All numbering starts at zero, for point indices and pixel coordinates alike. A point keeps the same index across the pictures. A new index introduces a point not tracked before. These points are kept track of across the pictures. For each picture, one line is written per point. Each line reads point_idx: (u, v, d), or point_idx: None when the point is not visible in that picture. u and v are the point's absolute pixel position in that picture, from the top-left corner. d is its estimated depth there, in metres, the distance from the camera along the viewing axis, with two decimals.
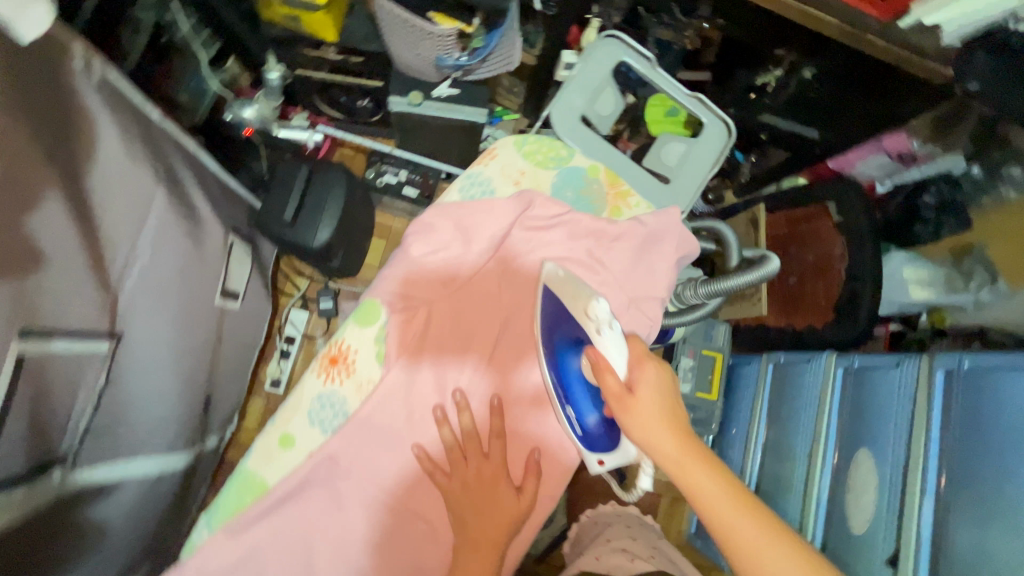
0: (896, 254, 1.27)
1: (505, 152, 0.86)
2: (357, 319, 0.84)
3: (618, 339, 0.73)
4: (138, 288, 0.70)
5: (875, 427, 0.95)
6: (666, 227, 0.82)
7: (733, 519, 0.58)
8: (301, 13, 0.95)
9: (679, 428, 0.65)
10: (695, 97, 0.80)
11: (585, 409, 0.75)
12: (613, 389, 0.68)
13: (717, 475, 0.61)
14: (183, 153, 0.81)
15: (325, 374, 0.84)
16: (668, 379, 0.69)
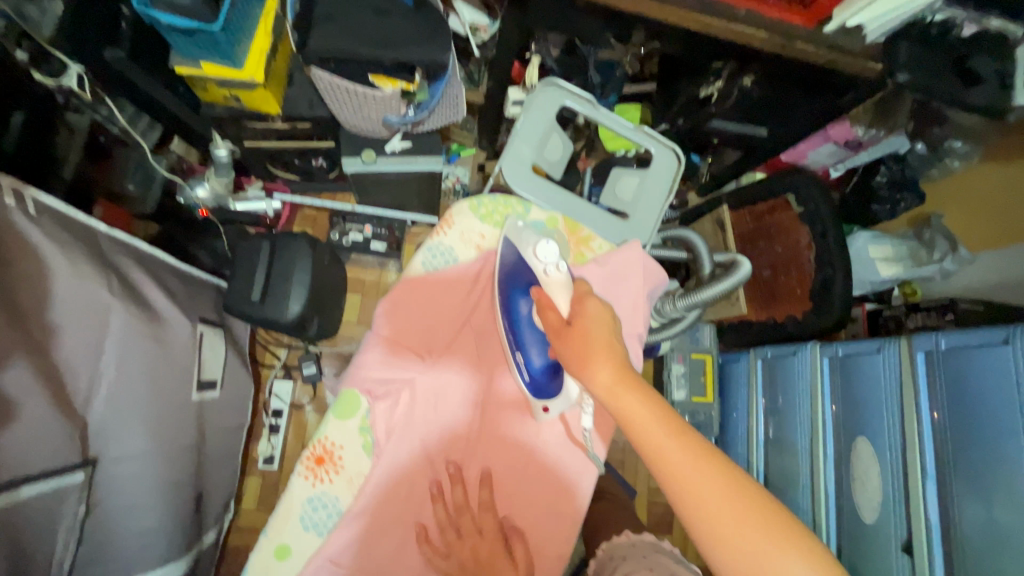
0: (860, 233, 1.28)
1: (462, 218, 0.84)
2: (337, 413, 0.79)
3: (564, 282, 0.76)
4: (107, 406, 0.67)
5: (869, 414, 0.97)
6: (628, 264, 0.82)
7: (657, 435, 0.57)
8: (240, 92, 0.94)
9: (613, 356, 0.65)
10: (641, 131, 0.81)
11: (532, 352, 0.77)
12: (553, 323, 0.72)
13: (646, 397, 0.60)
14: (136, 255, 0.79)
15: (311, 475, 0.77)
16: (608, 316, 0.69)
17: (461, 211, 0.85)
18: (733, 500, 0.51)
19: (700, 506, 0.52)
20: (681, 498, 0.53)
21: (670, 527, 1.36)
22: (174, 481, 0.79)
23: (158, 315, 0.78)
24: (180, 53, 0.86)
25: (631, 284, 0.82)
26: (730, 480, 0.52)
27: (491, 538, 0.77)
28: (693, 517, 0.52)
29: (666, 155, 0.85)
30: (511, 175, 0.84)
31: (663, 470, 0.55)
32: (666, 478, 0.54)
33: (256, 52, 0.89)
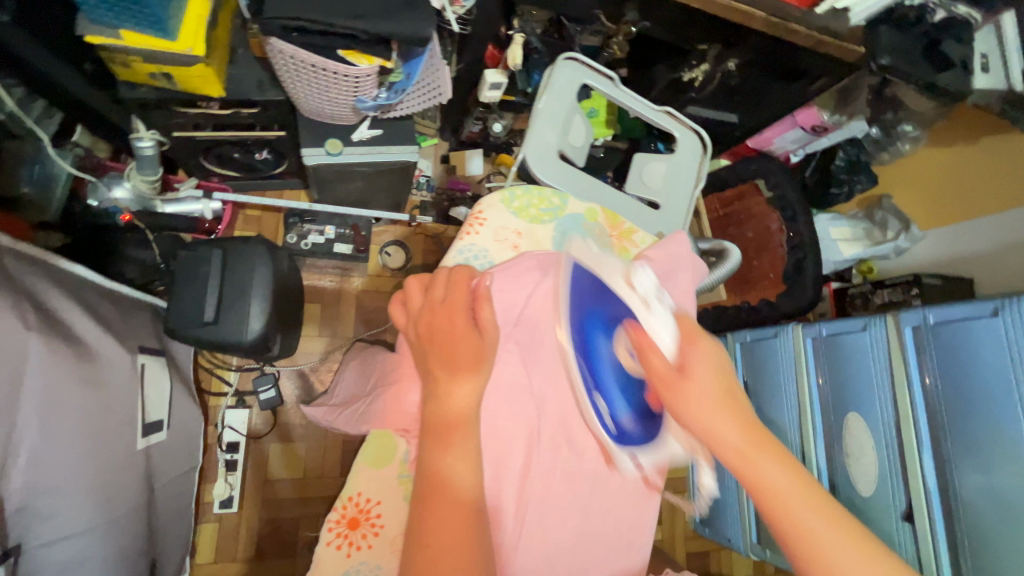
0: (820, 215, 1.33)
1: (493, 213, 0.69)
2: (366, 460, 0.56)
3: (669, 318, 0.54)
4: (33, 473, 0.52)
5: (860, 391, 0.99)
6: (676, 258, 0.69)
7: (813, 527, 0.45)
8: (171, 69, 0.77)
9: (746, 416, 0.49)
10: (664, 111, 0.79)
11: (622, 403, 0.56)
12: (663, 372, 0.50)
13: (796, 473, 0.47)
14: (52, 274, 0.61)
15: (343, 545, 0.54)
16: (724, 359, 0.51)
17: (491, 205, 0.70)
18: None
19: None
20: None
21: (660, 518, 1.35)
22: (122, 553, 0.64)
23: (89, 348, 0.62)
24: (92, 17, 0.68)
25: (680, 283, 0.69)
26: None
27: (453, 285, 0.53)
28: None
29: (692, 139, 0.81)
30: (539, 165, 0.75)
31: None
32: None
33: (192, 21, 0.73)
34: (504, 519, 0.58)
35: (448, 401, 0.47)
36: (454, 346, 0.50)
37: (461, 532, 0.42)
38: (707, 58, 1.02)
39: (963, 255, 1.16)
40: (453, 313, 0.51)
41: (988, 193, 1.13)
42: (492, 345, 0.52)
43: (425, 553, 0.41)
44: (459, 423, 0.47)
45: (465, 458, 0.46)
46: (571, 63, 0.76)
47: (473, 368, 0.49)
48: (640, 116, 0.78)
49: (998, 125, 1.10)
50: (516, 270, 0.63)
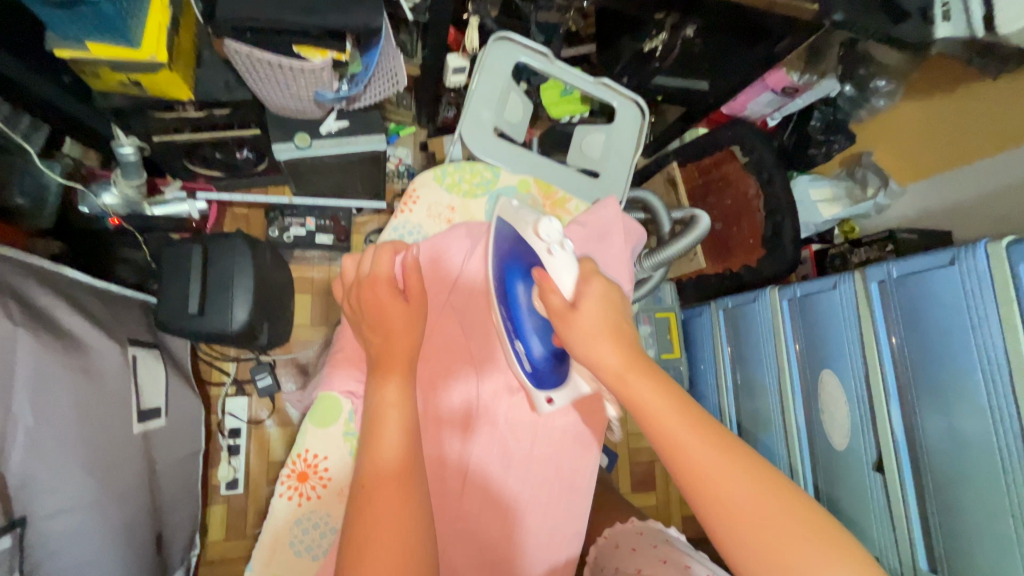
0: (800, 177, 1.34)
1: (427, 191, 0.75)
2: (313, 420, 0.61)
3: (571, 261, 0.62)
4: (31, 454, 0.57)
5: (832, 349, 1.01)
6: (609, 222, 0.74)
7: (682, 438, 0.46)
8: (141, 76, 0.81)
9: (629, 342, 0.52)
10: (600, 82, 0.80)
11: (533, 343, 0.65)
12: (556, 306, 0.55)
13: (675, 398, 0.48)
14: (40, 277, 0.65)
15: (294, 496, 0.59)
16: (616, 298, 0.55)
17: (425, 183, 0.76)
18: (806, 539, 0.42)
19: (769, 558, 0.42)
20: (713, 510, 0.44)
21: (652, 483, 1.40)
22: (126, 526, 0.70)
23: (76, 340, 0.67)
24: (59, 33, 0.72)
25: (615, 245, 0.74)
26: (775, 493, 0.44)
27: (377, 260, 0.58)
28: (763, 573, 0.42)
29: (630, 108, 0.83)
30: (474, 142, 0.78)
31: (692, 482, 0.45)
32: (714, 517, 0.44)
33: (154, 28, 0.77)
34: (446, 472, 0.66)
35: (389, 357, 0.55)
36: (383, 312, 0.57)
37: (399, 472, 0.47)
38: (666, 27, 1.04)
39: (941, 208, 1.15)
40: (380, 286, 0.57)
41: (964, 145, 1.11)
42: (419, 310, 0.59)
43: (364, 495, 0.46)
44: (394, 377, 0.53)
45: (403, 402, 0.52)
46: (504, 42, 0.77)
47: (403, 330, 0.56)
48: (577, 89, 0.79)
49: (972, 75, 1.09)
50: (449, 239, 0.71)
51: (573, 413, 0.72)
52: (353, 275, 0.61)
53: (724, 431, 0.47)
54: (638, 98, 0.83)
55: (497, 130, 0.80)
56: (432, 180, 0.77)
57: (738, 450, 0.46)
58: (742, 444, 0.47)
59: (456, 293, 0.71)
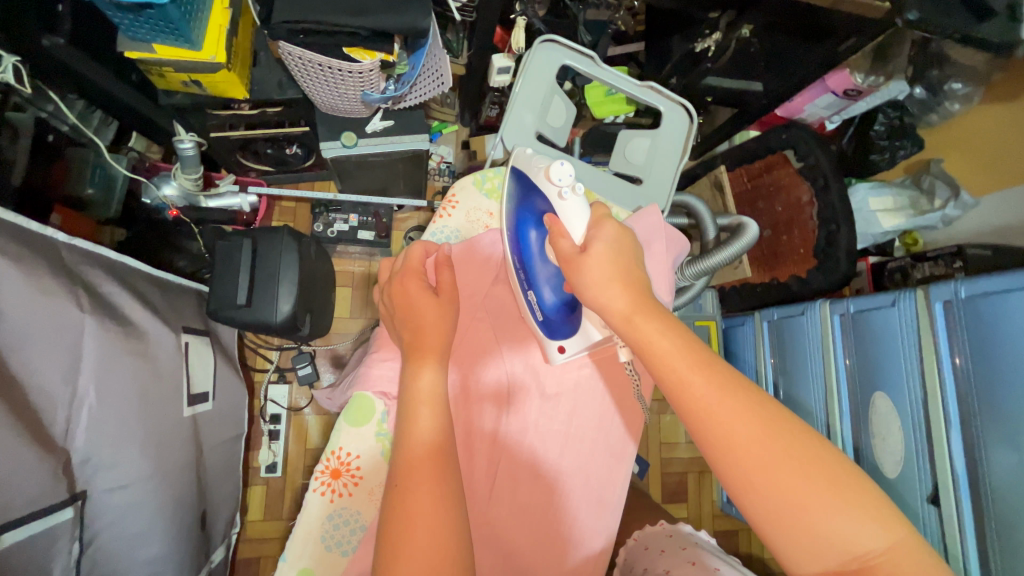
0: (858, 184, 1.26)
1: (467, 195, 0.77)
2: (348, 419, 0.62)
3: (582, 206, 0.64)
4: (91, 434, 0.60)
5: (888, 370, 0.95)
6: (651, 229, 0.72)
7: (689, 378, 0.47)
8: (200, 76, 0.84)
9: (636, 285, 0.53)
10: (647, 86, 0.77)
11: (542, 288, 0.68)
12: (565, 251, 0.57)
13: (683, 341, 0.49)
14: (106, 267, 0.69)
15: (326, 491, 0.61)
16: (627, 243, 0.56)
17: (464, 187, 0.78)
18: (814, 479, 0.42)
19: (766, 489, 0.43)
20: (714, 445, 0.45)
21: (685, 495, 1.36)
22: (173, 504, 0.74)
23: (136, 327, 0.70)
24: (129, 35, 0.76)
25: (656, 254, 0.71)
26: (780, 433, 0.44)
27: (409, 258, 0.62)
28: (770, 512, 0.43)
29: (677, 113, 0.79)
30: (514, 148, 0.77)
31: (696, 417, 0.46)
32: (719, 454, 0.45)
33: (214, 29, 0.80)
34: (489, 441, 0.71)
35: (423, 347, 0.57)
36: (413, 306, 0.59)
37: (434, 465, 0.48)
38: (720, 26, 0.99)
39: (1020, 224, 1.05)
40: (410, 279, 0.60)
41: None
42: (450, 301, 0.61)
43: (400, 494, 0.46)
44: (427, 364, 0.56)
45: (436, 387, 0.55)
46: (549, 44, 0.76)
47: (432, 321, 0.59)
48: (622, 93, 0.77)
49: None
50: (483, 238, 0.75)
51: (604, 421, 0.75)
52: (385, 275, 0.65)
53: (731, 372, 0.48)
54: (686, 101, 0.79)
55: (538, 135, 0.78)
56: (471, 185, 0.79)
57: (745, 391, 0.46)
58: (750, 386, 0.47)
59: (489, 296, 0.74)
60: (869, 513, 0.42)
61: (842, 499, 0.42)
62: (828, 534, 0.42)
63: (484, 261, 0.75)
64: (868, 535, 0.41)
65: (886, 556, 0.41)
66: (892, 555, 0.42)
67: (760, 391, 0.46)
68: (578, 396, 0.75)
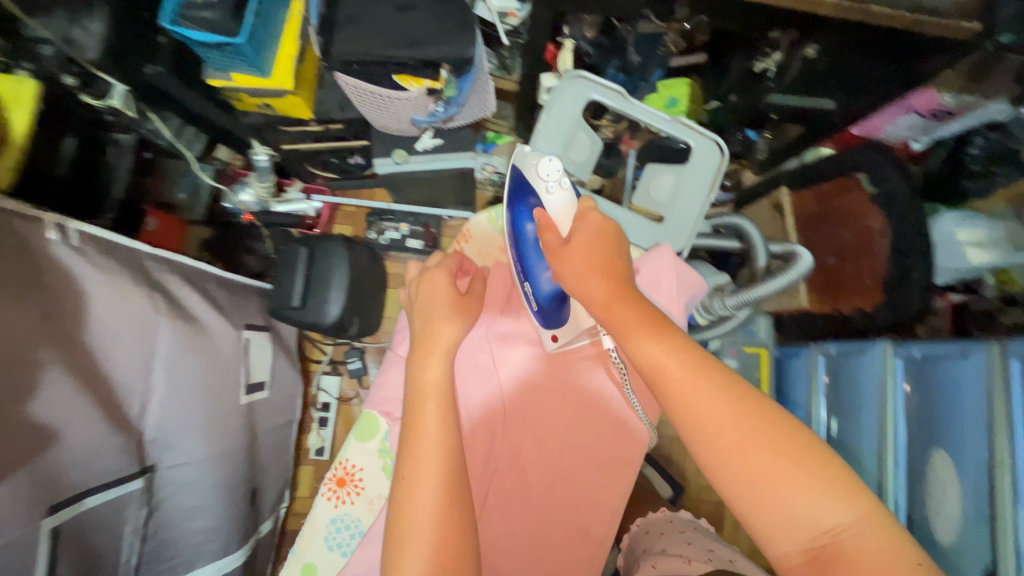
0: (947, 214, 1.11)
1: (481, 232, 0.87)
2: (357, 435, 0.76)
3: (569, 199, 0.71)
4: (161, 416, 0.71)
5: (949, 425, 0.87)
6: (658, 271, 0.76)
7: (663, 362, 0.53)
8: (271, 99, 0.93)
9: (616, 277, 0.59)
10: (677, 122, 0.76)
11: (538, 281, 0.74)
12: (552, 243, 0.65)
13: (658, 328, 0.55)
14: (181, 272, 0.79)
15: (334, 496, 0.76)
16: (610, 236, 0.63)
17: (480, 224, 0.87)
18: (779, 451, 0.48)
19: (733, 462, 0.48)
20: (685, 422, 0.51)
21: (719, 526, 1.32)
22: (227, 481, 0.84)
23: (202, 325, 0.80)
24: (213, 66, 0.86)
25: (662, 293, 0.76)
26: (747, 410, 0.50)
27: (442, 259, 0.74)
28: (740, 483, 0.48)
29: (707, 149, 0.78)
30: None
31: (669, 397, 0.52)
32: (691, 430, 0.51)
33: (284, 58, 0.87)
34: (504, 423, 0.81)
35: (440, 333, 0.65)
36: (436, 298, 0.68)
37: (442, 468, 0.56)
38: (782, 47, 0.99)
39: None
40: (438, 276, 0.70)
41: None
42: (471, 295, 0.71)
43: (406, 487, 0.55)
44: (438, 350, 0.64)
45: (441, 380, 0.63)
46: (578, 79, 0.76)
47: (453, 310, 0.67)
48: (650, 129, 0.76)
49: None
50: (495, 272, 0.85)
51: (598, 460, 0.81)
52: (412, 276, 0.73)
53: (701, 355, 0.53)
54: (719, 138, 0.78)
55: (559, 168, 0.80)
56: (487, 220, 0.88)
57: (714, 372, 0.52)
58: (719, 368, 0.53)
59: (492, 327, 0.83)
60: (831, 488, 0.47)
61: (806, 472, 0.47)
62: (792, 503, 0.47)
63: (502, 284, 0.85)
64: (829, 503, 0.47)
65: (848, 525, 0.46)
66: (855, 525, 0.46)
67: (727, 372, 0.52)
68: (587, 389, 0.81)
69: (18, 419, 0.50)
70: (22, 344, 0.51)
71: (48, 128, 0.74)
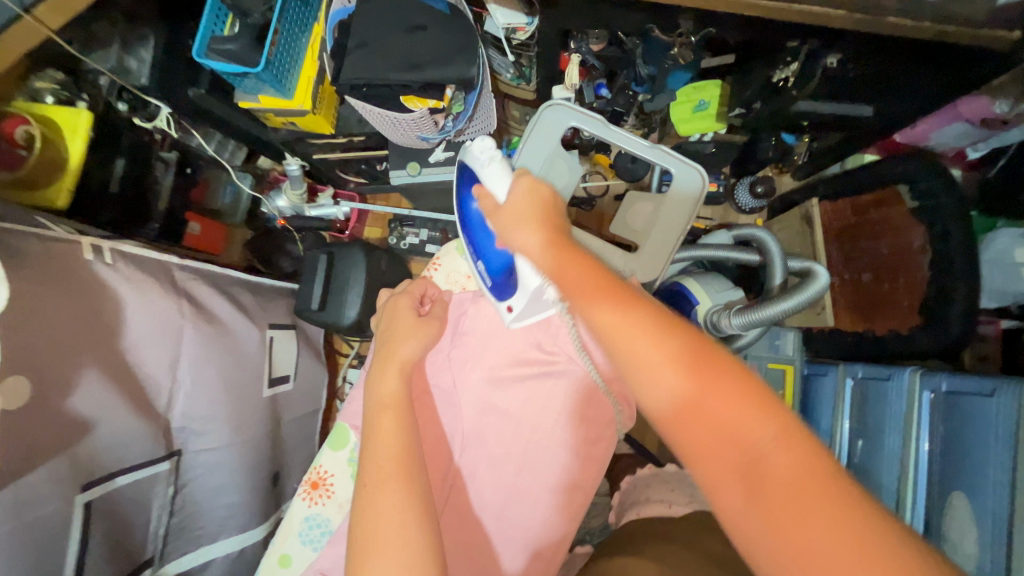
0: (1005, 231, 1.01)
1: (449, 260, 0.94)
2: (330, 443, 0.85)
3: (502, 169, 0.74)
4: (187, 408, 0.81)
5: (976, 469, 0.80)
6: None
7: (591, 294, 0.53)
8: (296, 118, 1.01)
9: (551, 230, 0.63)
10: (657, 148, 0.79)
11: (489, 253, 0.80)
12: (489, 208, 0.72)
13: (587, 269, 0.56)
14: (207, 278, 0.89)
15: (307, 497, 0.84)
16: (544, 195, 0.67)
17: (449, 252, 0.95)
18: (699, 374, 0.45)
19: (656, 387, 0.47)
20: (613, 352, 0.50)
21: None
22: (251, 464, 0.94)
23: (226, 326, 0.89)
24: (243, 89, 0.95)
25: None
26: (670, 337, 0.48)
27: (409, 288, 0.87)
28: (667, 410, 0.46)
29: (686, 176, 0.81)
30: None
31: (597, 329, 0.52)
32: (620, 360, 0.50)
33: (303, 80, 0.94)
34: (469, 441, 0.86)
35: (400, 351, 0.77)
36: (397, 321, 0.81)
37: (398, 472, 0.62)
38: (800, 56, 0.93)
39: None
40: (402, 302, 0.83)
41: None
42: (431, 321, 0.83)
43: (370, 491, 0.61)
44: (394, 369, 0.75)
45: (397, 394, 0.73)
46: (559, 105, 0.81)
47: (409, 333, 0.80)
48: (630, 155, 0.79)
49: None
50: (457, 300, 0.91)
51: (552, 483, 0.83)
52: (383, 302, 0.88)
53: (631, 292, 0.53)
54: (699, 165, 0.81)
55: None
56: (456, 250, 0.95)
57: (639, 305, 0.51)
58: (647, 302, 0.52)
59: (456, 352, 0.89)
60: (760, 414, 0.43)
61: (729, 394, 0.44)
62: (714, 425, 0.44)
63: (466, 311, 0.90)
64: (755, 428, 0.42)
65: (781, 455, 0.41)
66: (775, 447, 0.41)
67: (653, 304, 0.51)
68: (547, 407, 0.84)
69: (56, 412, 0.60)
70: (60, 350, 0.61)
71: (104, 151, 0.86)
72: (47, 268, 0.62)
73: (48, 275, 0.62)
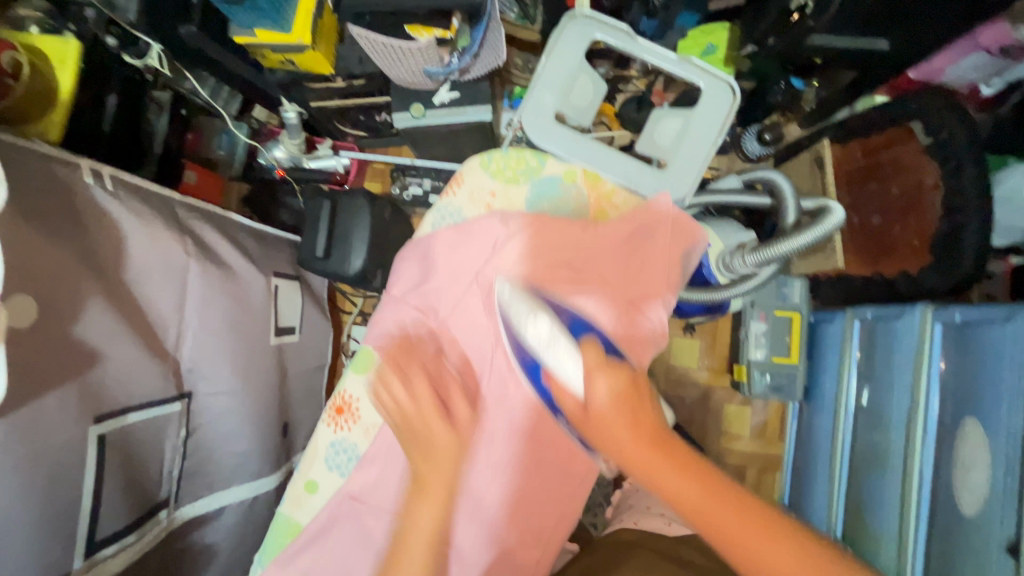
0: (1016, 167, 0.99)
1: (472, 177, 0.89)
2: (354, 367, 0.86)
3: (571, 349, 0.65)
4: (195, 350, 0.78)
5: (987, 398, 0.81)
6: (654, 219, 0.85)
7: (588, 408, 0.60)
8: (294, 55, 0.97)
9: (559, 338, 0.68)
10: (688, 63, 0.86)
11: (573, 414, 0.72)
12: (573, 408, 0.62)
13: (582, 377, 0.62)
14: (210, 220, 0.86)
15: (335, 422, 0.86)
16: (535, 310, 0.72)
17: (472, 169, 0.89)
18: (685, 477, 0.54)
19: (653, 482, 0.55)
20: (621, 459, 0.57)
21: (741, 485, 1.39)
22: (262, 412, 0.92)
23: (231, 270, 0.86)
24: (238, 22, 0.90)
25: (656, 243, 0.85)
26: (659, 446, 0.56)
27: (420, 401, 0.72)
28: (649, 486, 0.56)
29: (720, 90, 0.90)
30: (535, 119, 0.90)
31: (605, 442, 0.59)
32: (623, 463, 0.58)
33: (302, 13, 0.91)
34: (496, 369, 0.86)
35: (434, 445, 0.69)
36: (430, 443, 0.69)
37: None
38: None
39: None
40: (430, 427, 0.70)
41: None
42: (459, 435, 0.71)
43: None
44: (439, 470, 0.67)
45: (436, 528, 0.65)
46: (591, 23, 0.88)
47: (445, 448, 0.69)
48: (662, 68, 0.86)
49: None
50: (484, 223, 0.86)
51: None
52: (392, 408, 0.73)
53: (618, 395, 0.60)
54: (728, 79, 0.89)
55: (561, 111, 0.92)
56: (479, 166, 0.90)
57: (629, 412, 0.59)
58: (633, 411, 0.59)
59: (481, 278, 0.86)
60: (763, 528, 0.50)
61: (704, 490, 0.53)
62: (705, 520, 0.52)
63: (484, 235, 0.86)
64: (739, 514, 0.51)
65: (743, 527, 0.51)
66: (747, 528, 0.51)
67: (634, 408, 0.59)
68: None
69: (62, 340, 0.57)
70: (64, 276, 0.58)
71: (95, 86, 0.82)
72: (45, 191, 0.59)
73: (47, 198, 0.59)
